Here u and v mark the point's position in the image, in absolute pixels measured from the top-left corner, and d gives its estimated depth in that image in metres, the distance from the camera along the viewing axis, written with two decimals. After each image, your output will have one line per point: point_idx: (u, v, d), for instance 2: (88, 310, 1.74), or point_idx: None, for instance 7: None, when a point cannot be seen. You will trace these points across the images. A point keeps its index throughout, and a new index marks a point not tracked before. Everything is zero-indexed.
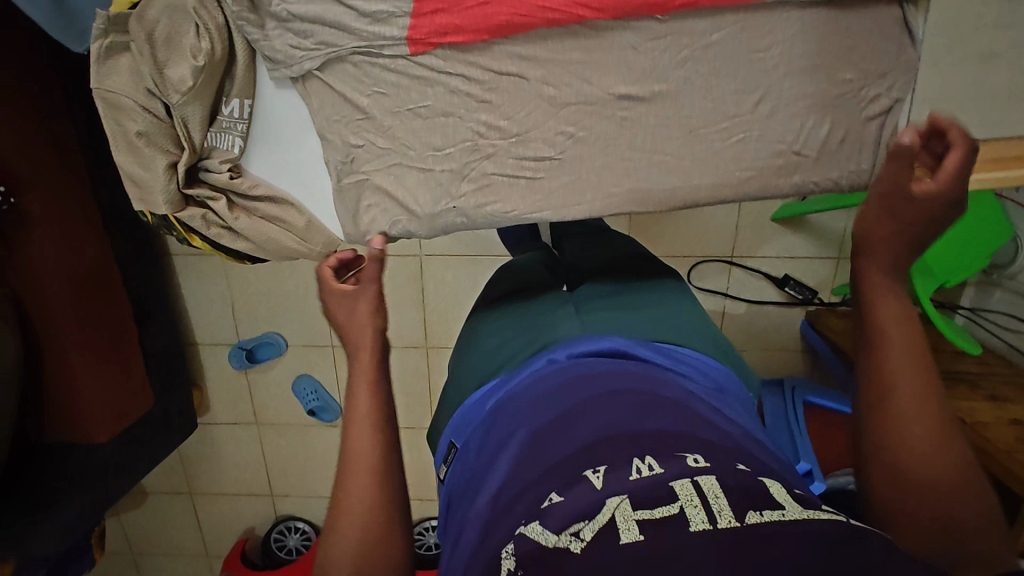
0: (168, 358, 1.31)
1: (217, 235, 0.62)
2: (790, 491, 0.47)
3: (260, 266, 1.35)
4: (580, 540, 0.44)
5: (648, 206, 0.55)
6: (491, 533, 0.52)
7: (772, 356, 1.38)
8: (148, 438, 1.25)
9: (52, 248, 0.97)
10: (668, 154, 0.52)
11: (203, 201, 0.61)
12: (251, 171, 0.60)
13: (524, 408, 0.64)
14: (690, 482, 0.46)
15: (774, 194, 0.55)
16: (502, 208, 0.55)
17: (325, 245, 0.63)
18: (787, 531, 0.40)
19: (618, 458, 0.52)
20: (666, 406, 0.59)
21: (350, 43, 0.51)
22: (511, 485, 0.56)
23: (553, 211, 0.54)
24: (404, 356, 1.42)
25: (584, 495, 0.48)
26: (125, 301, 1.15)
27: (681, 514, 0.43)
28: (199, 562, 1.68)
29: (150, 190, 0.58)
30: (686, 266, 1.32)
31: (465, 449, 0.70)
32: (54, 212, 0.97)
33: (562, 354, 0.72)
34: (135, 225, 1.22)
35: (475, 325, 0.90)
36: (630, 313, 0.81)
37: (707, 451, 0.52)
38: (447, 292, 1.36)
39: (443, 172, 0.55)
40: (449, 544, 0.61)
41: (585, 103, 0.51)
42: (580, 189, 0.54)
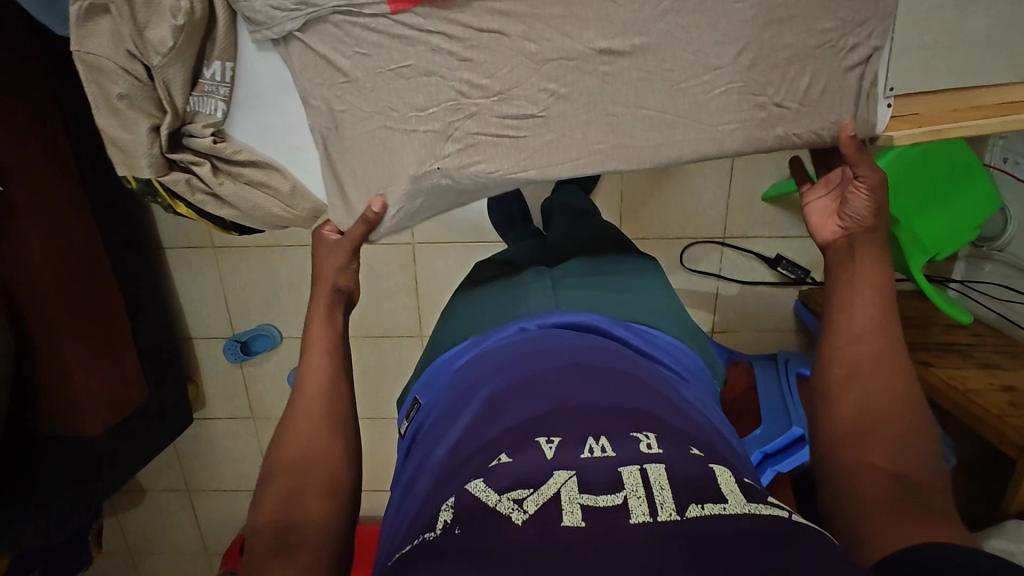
0: (162, 352, 1.31)
1: (202, 201, 0.63)
2: (738, 481, 0.48)
3: (252, 258, 1.34)
4: (522, 511, 0.45)
5: (632, 163, 0.55)
6: (440, 487, 0.53)
7: (766, 336, 1.39)
8: (143, 431, 1.25)
9: (41, 240, 0.97)
10: (652, 108, 0.53)
11: (186, 166, 0.61)
12: (234, 136, 0.61)
13: (493, 370, 0.66)
14: (639, 470, 0.47)
15: (757, 148, 0.55)
16: (486, 168, 0.56)
17: (311, 211, 0.65)
18: (728, 530, 0.41)
19: (574, 432, 0.52)
20: (633, 386, 0.59)
21: (329, 1, 0.51)
22: (464, 444, 0.57)
23: (536, 170, 0.56)
24: (399, 345, 1.42)
25: (534, 462, 0.49)
26: (117, 294, 1.14)
27: (625, 505, 0.44)
28: (198, 559, 1.68)
29: (132, 154, 0.59)
30: (678, 247, 1.32)
31: (427, 407, 0.71)
32: (43, 203, 0.97)
33: (533, 322, 0.73)
34: (126, 218, 1.22)
35: (457, 299, 0.89)
36: (608, 289, 0.82)
37: (662, 435, 0.52)
38: (440, 280, 1.36)
39: (426, 132, 0.56)
40: (400, 491, 0.63)
41: (566, 59, 0.52)
42: (564, 146, 0.55)
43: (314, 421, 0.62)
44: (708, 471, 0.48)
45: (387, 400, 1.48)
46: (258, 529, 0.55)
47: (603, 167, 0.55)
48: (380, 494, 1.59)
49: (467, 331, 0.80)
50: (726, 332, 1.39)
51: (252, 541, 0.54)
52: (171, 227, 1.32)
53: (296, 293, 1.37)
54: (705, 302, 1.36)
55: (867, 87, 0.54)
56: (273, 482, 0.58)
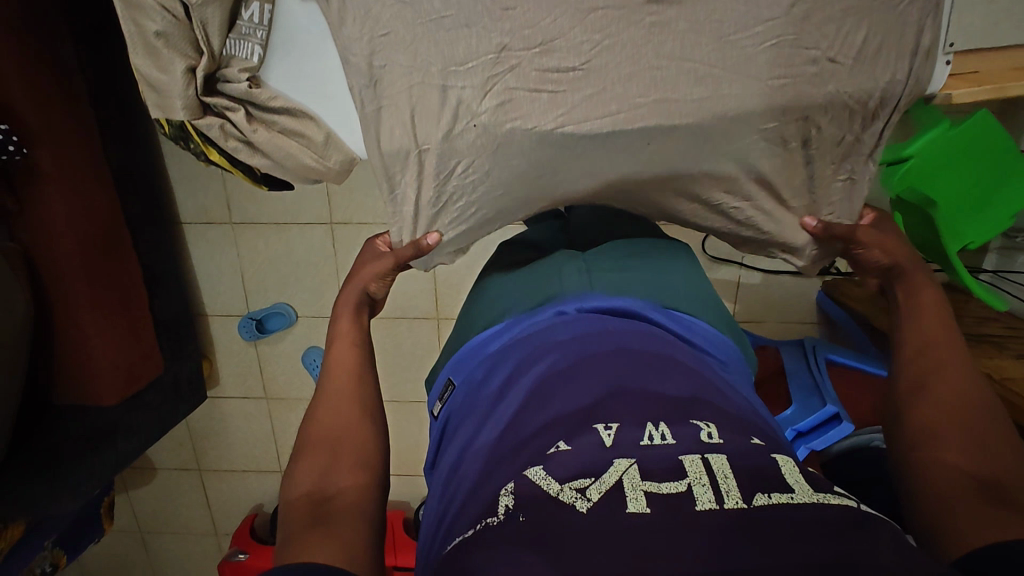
0: (179, 327, 1.30)
1: (234, 148, 0.63)
2: (801, 470, 0.49)
3: (270, 235, 1.33)
4: (586, 499, 0.45)
5: (671, 120, 0.54)
6: (491, 469, 0.53)
7: (787, 328, 1.37)
8: (158, 404, 1.25)
9: (63, 205, 0.96)
10: (699, 61, 0.52)
11: (220, 111, 0.61)
12: (269, 83, 0.60)
13: (535, 351, 0.65)
14: (700, 459, 0.47)
15: (809, 104, 0.54)
16: (523, 124, 0.55)
17: (343, 163, 0.63)
18: (796, 518, 0.42)
19: (631, 418, 0.52)
20: (683, 371, 0.59)
21: None
22: (515, 427, 0.56)
23: (574, 125, 0.54)
24: (414, 327, 1.41)
25: (593, 450, 0.49)
26: (135, 263, 1.13)
27: (689, 492, 0.45)
28: (207, 539, 1.67)
29: (167, 95, 0.59)
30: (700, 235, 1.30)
31: (461, 387, 0.71)
32: (67, 168, 0.96)
33: (571, 307, 0.71)
34: (146, 188, 1.21)
35: (482, 283, 0.89)
36: (642, 275, 0.80)
37: (718, 422, 0.52)
38: (458, 262, 1.35)
39: (465, 88, 0.54)
40: (442, 476, 0.62)
41: (613, 9, 0.50)
42: (604, 100, 0.53)
43: (344, 399, 0.63)
44: (769, 461, 0.48)
45: (402, 383, 1.47)
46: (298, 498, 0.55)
47: (642, 124, 0.54)
48: (393, 478, 1.59)
49: (497, 315, 0.79)
50: (749, 322, 1.37)
51: (290, 511, 0.54)
52: (190, 201, 1.31)
53: (313, 272, 1.36)
54: (727, 291, 1.34)
55: (925, 44, 0.53)
56: (308, 455, 0.58)
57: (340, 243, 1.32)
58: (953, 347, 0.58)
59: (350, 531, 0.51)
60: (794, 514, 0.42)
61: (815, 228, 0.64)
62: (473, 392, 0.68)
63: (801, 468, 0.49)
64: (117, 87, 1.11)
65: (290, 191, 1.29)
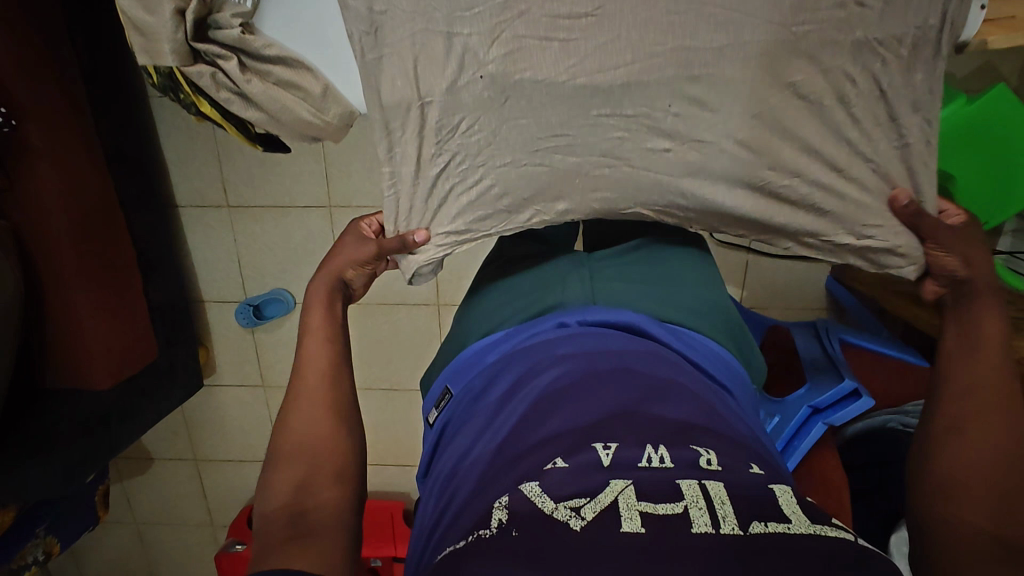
0: (174, 312, 1.27)
1: (227, 100, 0.60)
2: (798, 498, 0.48)
3: (266, 218, 1.30)
4: (580, 518, 0.45)
5: (693, 69, 0.52)
6: (486, 484, 0.52)
7: (794, 315, 1.34)
8: (153, 390, 1.22)
9: (55, 182, 0.93)
10: (720, 6, 0.49)
11: (212, 59, 0.58)
12: (263, 31, 0.58)
13: (537, 363, 0.64)
14: (698, 483, 0.46)
15: (835, 51, 0.51)
16: (534, 75, 0.53)
17: (341, 118, 0.60)
18: (793, 545, 0.41)
19: (630, 439, 0.51)
20: (688, 394, 0.58)
21: None
22: (513, 440, 0.56)
23: (586, 77, 0.52)
24: (414, 313, 1.38)
25: (590, 470, 0.48)
26: (129, 245, 1.10)
27: (685, 514, 0.44)
28: (203, 532, 1.65)
29: (156, 40, 0.57)
30: None
31: (457, 395, 0.70)
32: (57, 144, 0.93)
33: (574, 318, 0.70)
34: (140, 169, 1.18)
35: (483, 278, 0.88)
36: (648, 283, 0.78)
37: (719, 449, 0.51)
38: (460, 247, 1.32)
39: (471, 35, 0.52)
40: (435, 488, 0.61)
41: None
42: (617, 50, 0.51)
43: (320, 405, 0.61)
44: (767, 492, 0.47)
45: (402, 372, 1.45)
46: (275, 506, 0.55)
47: (663, 73, 0.52)
48: (392, 468, 1.56)
49: (495, 321, 0.77)
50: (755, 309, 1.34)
51: (266, 520, 0.54)
52: (186, 183, 1.28)
53: (311, 256, 1.33)
54: (735, 276, 1.31)
55: None
56: (286, 461, 0.58)
57: (339, 227, 1.30)
58: (1007, 389, 0.57)
59: (330, 542, 0.51)
60: (792, 541, 0.41)
61: (904, 203, 0.58)
62: (471, 402, 0.67)
63: (798, 497, 0.48)
64: (107, 61, 1.07)
65: (289, 174, 1.26)
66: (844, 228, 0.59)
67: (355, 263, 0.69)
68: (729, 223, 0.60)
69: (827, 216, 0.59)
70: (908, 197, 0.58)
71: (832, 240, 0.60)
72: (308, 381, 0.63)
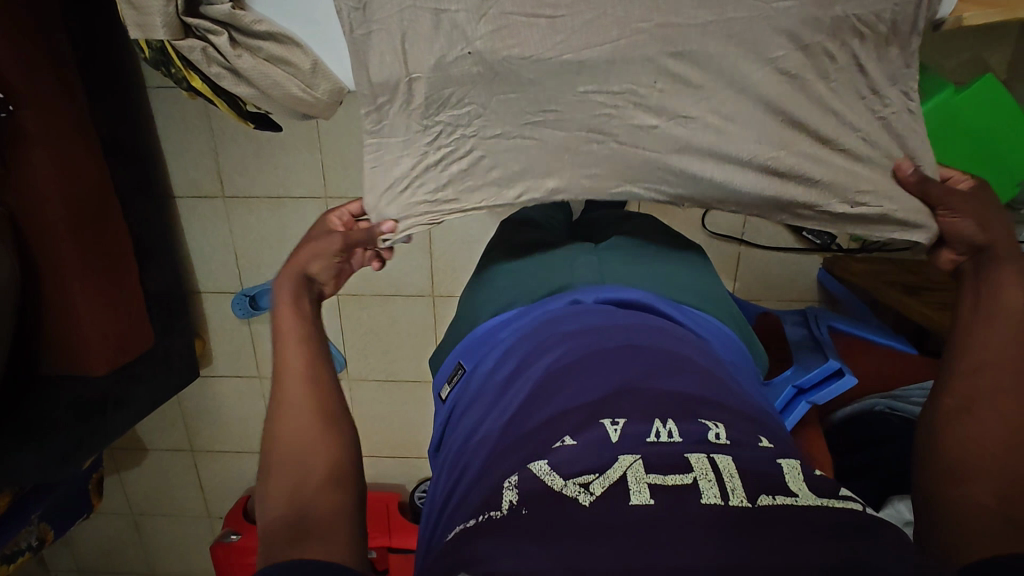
0: (170, 302, 1.28)
1: (219, 74, 0.62)
2: (806, 469, 0.48)
3: (262, 208, 1.31)
4: (589, 493, 0.45)
5: (675, 46, 0.53)
6: (495, 461, 0.53)
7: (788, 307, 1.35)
8: (148, 376, 1.22)
9: (51, 170, 0.94)
10: None
11: (202, 34, 0.60)
12: (254, 7, 0.58)
13: (546, 343, 0.67)
14: (706, 456, 0.47)
15: (814, 29, 0.52)
16: (520, 53, 0.53)
17: (331, 93, 0.62)
18: (800, 517, 0.42)
19: (639, 413, 0.53)
20: (694, 371, 0.59)
21: None
22: (522, 420, 0.57)
23: (573, 53, 0.53)
24: (410, 305, 1.39)
25: (599, 447, 0.49)
26: (125, 234, 1.11)
27: (695, 485, 0.45)
28: (200, 523, 1.65)
29: (147, 13, 0.57)
30: (700, 209, 1.28)
31: (471, 372, 0.74)
32: (52, 130, 0.94)
33: (587, 296, 0.74)
34: (137, 159, 1.18)
35: (490, 267, 0.91)
36: (652, 270, 0.82)
37: (727, 422, 0.53)
38: (455, 239, 1.33)
39: (458, 11, 0.53)
40: (448, 462, 0.64)
41: None
42: (604, 26, 0.52)
43: (301, 409, 0.61)
44: (774, 466, 0.47)
45: (398, 363, 1.46)
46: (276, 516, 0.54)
47: (646, 50, 0.53)
48: (389, 460, 1.57)
49: (504, 302, 0.81)
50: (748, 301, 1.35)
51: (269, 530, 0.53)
52: (183, 174, 1.29)
53: None
54: (727, 268, 1.32)
55: None
56: (277, 470, 0.58)
57: None
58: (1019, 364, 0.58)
59: (336, 546, 0.51)
60: (801, 513, 0.42)
61: (909, 174, 0.59)
62: (483, 382, 0.70)
63: (805, 471, 0.48)
64: (101, 51, 1.08)
65: (285, 164, 1.26)
66: (837, 196, 0.59)
67: (330, 256, 0.73)
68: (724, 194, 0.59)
69: (818, 185, 0.58)
70: (910, 167, 0.59)
71: (825, 210, 0.60)
72: (283, 386, 0.62)
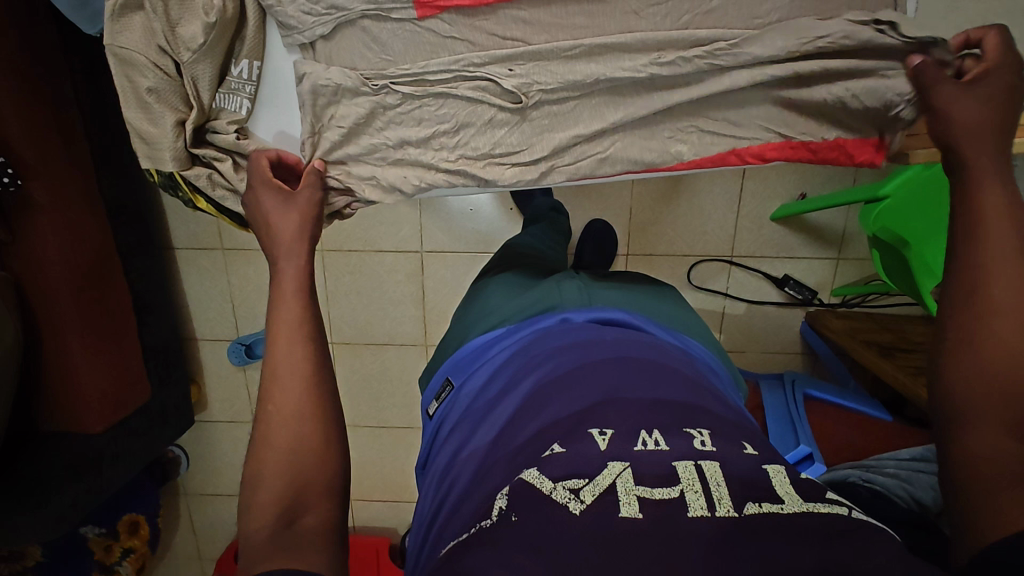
0: (167, 353, 1.31)
1: (222, 197, 0.67)
2: (794, 476, 0.45)
3: (259, 262, 1.35)
4: (580, 501, 0.41)
5: (631, 117, 0.60)
6: (487, 474, 0.50)
7: (773, 359, 1.38)
8: (144, 431, 1.24)
9: (55, 239, 0.97)
10: (639, 103, 0.59)
11: (208, 161, 0.66)
12: (257, 134, 0.66)
13: (535, 358, 0.64)
14: (693, 465, 0.44)
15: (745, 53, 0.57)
16: (501, 125, 0.62)
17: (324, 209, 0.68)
18: (785, 527, 0.39)
19: (626, 424, 0.50)
20: (683, 383, 0.57)
21: (359, 6, 0.55)
22: (513, 433, 0.53)
23: (547, 127, 0.62)
24: (402, 353, 1.42)
25: (589, 454, 0.46)
26: (125, 293, 1.14)
27: (682, 498, 0.41)
28: (191, 565, 1.66)
29: (157, 148, 0.63)
30: (685, 265, 1.32)
31: (459, 390, 0.70)
32: (60, 203, 0.97)
33: (577, 316, 0.71)
34: (140, 220, 1.22)
35: (463, 309, 0.89)
36: (634, 297, 0.82)
37: (713, 430, 0.49)
38: (447, 290, 1.36)
39: (445, 114, 0.61)
40: (435, 479, 0.60)
41: (579, 54, 0.57)
42: (579, 112, 0.61)
43: (290, 387, 0.52)
44: (760, 473, 0.44)
45: (392, 410, 1.48)
46: (243, 516, 0.48)
47: (600, 121, 0.61)
48: (380, 504, 1.57)
49: (496, 318, 0.78)
50: (735, 353, 1.38)
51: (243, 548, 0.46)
52: (184, 229, 1.33)
53: None
54: (712, 322, 1.36)
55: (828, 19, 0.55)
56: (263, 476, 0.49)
57: (332, 270, 1.36)
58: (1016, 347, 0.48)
59: (313, 537, 0.47)
60: (788, 524, 0.39)
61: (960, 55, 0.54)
62: (474, 397, 0.66)
63: (793, 477, 0.45)
64: (112, 121, 1.11)
65: None
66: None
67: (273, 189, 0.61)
68: (679, 53, 0.56)
69: None
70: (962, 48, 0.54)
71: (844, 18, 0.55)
72: (277, 378, 0.53)
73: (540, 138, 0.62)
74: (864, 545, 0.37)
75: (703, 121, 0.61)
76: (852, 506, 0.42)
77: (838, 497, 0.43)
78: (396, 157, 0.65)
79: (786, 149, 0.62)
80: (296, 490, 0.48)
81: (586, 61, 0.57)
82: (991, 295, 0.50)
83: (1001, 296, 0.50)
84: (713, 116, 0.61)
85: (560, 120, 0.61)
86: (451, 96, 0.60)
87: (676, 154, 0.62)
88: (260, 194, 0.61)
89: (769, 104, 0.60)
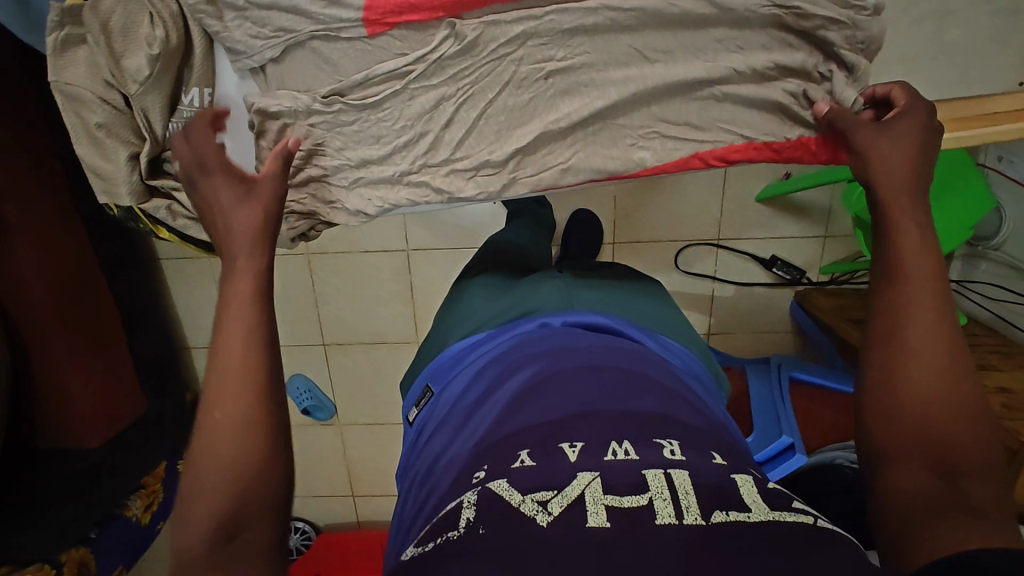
0: (158, 363, 1.32)
1: (184, 226, 0.68)
2: (762, 486, 0.46)
3: None
4: (547, 513, 0.42)
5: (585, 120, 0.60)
6: (460, 483, 0.50)
7: (762, 339, 1.38)
8: (141, 442, 1.24)
9: (31, 261, 0.96)
10: (595, 101, 0.58)
11: (166, 192, 0.66)
12: None
13: (512, 367, 0.64)
14: (663, 473, 0.44)
15: (695, 57, 0.57)
16: (456, 135, 0.60)
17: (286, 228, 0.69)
18: (754, 534, 0.39)
19: (598, 435, 0.50)
20: (656, 391, 0.57)
21: (307, 26, 0.55)
22: (489, 441, 0.53)
23: (500, 133, 0.60)
24: (394, 350, 1.42)
25: (558, 466, 0.46)
26: (110, 308, 1.14)
27: (650, 506, 0.42)
28: None
29: (112, 182, 0.64)
30: (673, 250, 1.31)
31: (440, 396, 0.70)
32: (33, 223, 0.96)
33: (555, 319, 0.72)
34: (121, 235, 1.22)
35: (441, 314, 0.89)
36: (613, 297, 0.82)
37: (684, 440, 0.50)
38: (435, 286, 1.36)
39: (399, 130, 0.60)
40: (414, 487, 0.60)
41: (527, 58, 0.57)
42: (523, 117, 0.60)
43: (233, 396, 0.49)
44: (729, 480, 0.45)
45: (387, 408, 1.48)
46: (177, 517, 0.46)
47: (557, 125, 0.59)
48: (381, 500, 1.59)
49: (475, 322, 0.79)
50: (724, 335, 1.38)
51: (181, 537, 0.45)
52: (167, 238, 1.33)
53: (295, 301, 1.39)
54: (701, 304, 1.36)
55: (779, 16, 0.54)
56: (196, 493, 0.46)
57: (318, 272, 1.36)
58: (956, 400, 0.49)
59: (254, 548, 0.46)
60: (756, 530, 0.39)
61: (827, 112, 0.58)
62: (453, 406, 0.66)
63: (760, 486, 0.46)
64: None
65: None
66: None
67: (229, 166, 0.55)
68: (626, 55, 0.57)
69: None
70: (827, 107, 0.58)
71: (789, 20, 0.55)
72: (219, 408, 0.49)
73: (498, 141, 0.61)
74: (824, 549, 0.38)
75: (663, 125, 0.60)
76: (819, 514, 0.43)
77: (804, 505, 0.44)
78: (355, 180, 0.64)
79: (750, 150, 0.61)
80: (231, 498, 0.46)
81: (535, 64, 0.57)
82: (905, 336, 0.51)
83: (914, 336, 0.51)
84: (674, 121, 0.60)
85: (518, 116, 0.60)
86: (407, 106, 0.59)
87: (640, 160, 0.61)
88: (213, 160, 0.54)
89: (728, 105, 0.59)
